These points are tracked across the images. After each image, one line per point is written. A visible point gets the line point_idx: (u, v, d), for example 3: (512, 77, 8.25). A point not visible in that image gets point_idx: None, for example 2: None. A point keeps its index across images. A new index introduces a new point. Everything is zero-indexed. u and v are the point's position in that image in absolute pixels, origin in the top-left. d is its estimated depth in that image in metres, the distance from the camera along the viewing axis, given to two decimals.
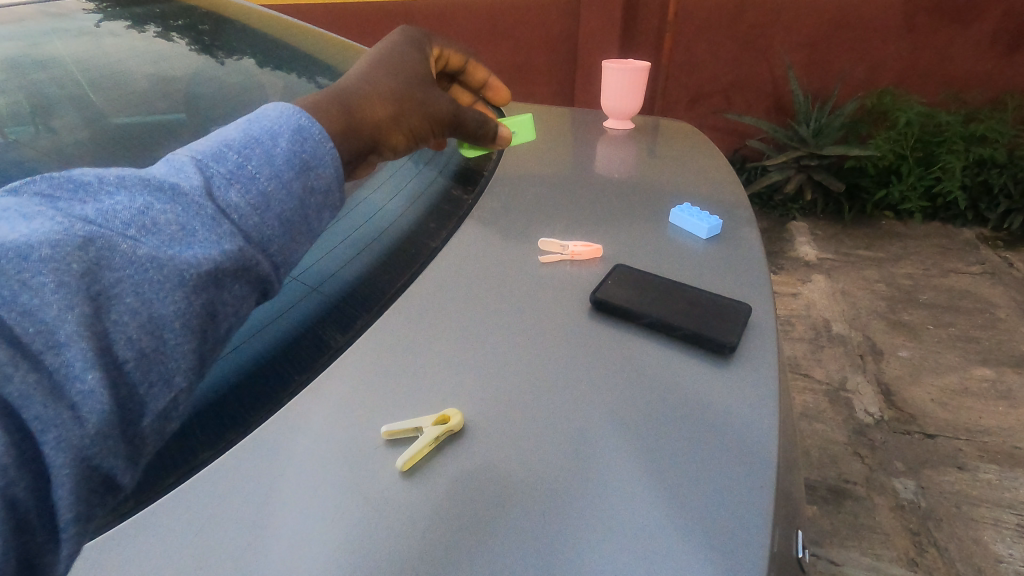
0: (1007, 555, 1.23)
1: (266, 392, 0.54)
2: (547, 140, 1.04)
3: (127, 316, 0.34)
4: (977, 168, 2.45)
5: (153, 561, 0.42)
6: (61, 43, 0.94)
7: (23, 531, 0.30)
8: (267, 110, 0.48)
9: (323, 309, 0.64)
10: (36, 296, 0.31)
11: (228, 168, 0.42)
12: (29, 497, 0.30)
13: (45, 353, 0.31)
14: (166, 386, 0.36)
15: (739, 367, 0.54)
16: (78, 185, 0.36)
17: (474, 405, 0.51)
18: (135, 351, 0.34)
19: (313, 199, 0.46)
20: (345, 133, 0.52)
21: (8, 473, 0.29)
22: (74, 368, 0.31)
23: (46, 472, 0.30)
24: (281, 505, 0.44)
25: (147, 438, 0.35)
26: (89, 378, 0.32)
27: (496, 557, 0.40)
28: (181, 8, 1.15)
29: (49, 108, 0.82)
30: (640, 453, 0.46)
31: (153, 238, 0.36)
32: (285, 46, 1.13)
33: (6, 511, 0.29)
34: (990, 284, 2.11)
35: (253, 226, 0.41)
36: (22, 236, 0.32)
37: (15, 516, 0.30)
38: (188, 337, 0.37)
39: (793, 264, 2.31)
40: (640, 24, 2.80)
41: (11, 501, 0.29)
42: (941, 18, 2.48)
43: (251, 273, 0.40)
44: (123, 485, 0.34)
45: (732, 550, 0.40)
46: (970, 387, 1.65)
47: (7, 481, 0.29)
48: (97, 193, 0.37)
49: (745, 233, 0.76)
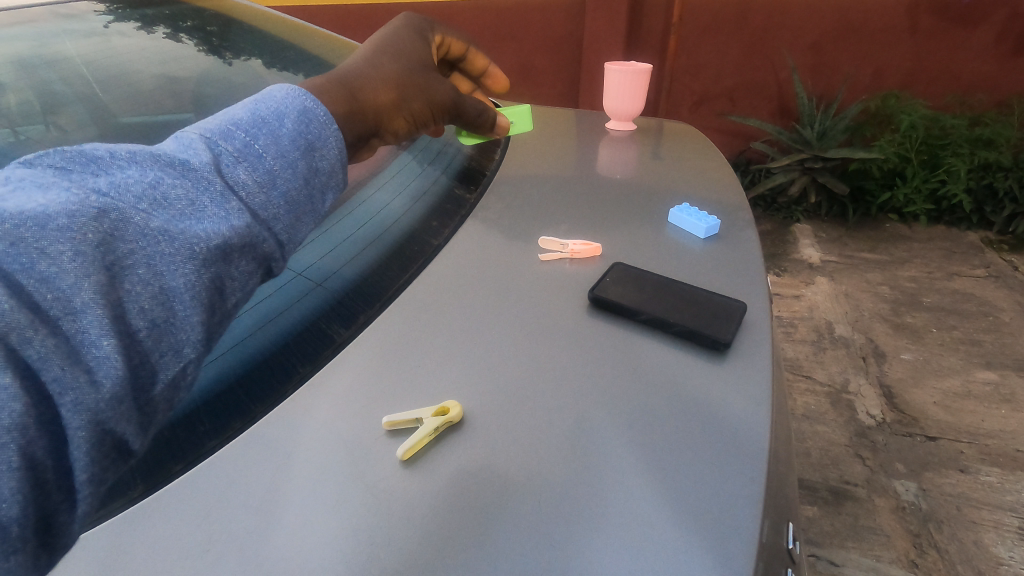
0: (1008, 557, 1.22)
1: (270, 384, 0.55)
2: (549, 139, 1.05)
3: (141, 287, 0.35)
4: (982, 171, 2.44)
5: (163, 540, 0.43)
6: (72, 43, 0.96)
7: (41, 489, 0.32)
8: (272, 92, 0.50)
9: (326, 303, 0.65)
10: (54, 264, 0.32)
11: (235, 146, 0.43)
12: (46, 456, 0.31)
13: (63, 319, 0.32)
14: (176, 356, 0.37)
15: (733, 362, 0.55)
16: (90, 160, 0.38)
17: (473, 398, 0.52)
18: (147, 321, 0.35)
19: (316, 179, 0.47)
20: (348, 116, 0.54)
21: (28, 433, 0.30)
22: (90, 334, 0.32)
23: (63, 433, 0.32)
24: (286, 491, 0.45)
25: (158, 407, 0.37)
26: (105, 344, 0.33)
27: (495, 545, 0.41)
28: (190, 10, 1.17)
29: (59, 107, 0.83)
30: (634, 445, 0.47)
31: (164, 213, 0.37)
32: (292, 48, 1.15)
33: (25, 469, 0.31)
34: (994, 287, 2.11)
35: (260, 204, 0.42)
36: (38, 206, 0.33)
37: (35, 474, 0.31)
38: (199, 309, 0.38)
39: (796, 266, 2.31)
40: (645, 25, 2.81)
41: (30, 460, 0.31)
42: (946, 19, 2.48)
43: (259, 250, 0.41)
44: (134, 450, 0.36)
45: (723, 539, 0.41)
46: (973, 390, 1.65)
47: (26, 440, 0.30)
48: (109, 167, 0.38)
49: (744, 234, 0.77)
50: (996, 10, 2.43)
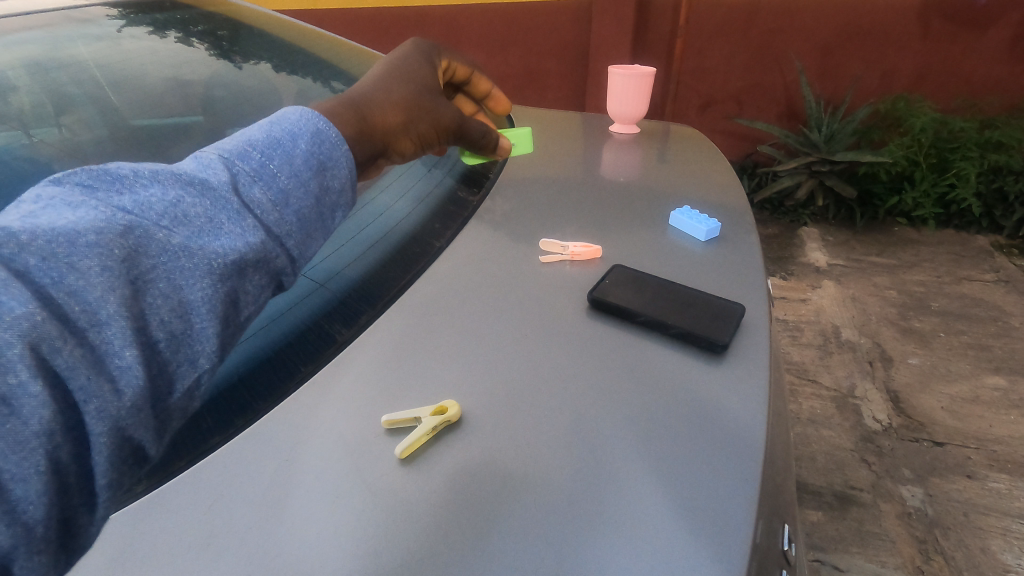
0: (1015, 564, 1.21)
1: (276, 381, 0.56)
2: (554, 142, 1.05)
3: (161, 300, 0.36)
4: (992, 175, 2.41)
5: (169, 536, 0.44)
6: (84, 47, 0.98)
7: (65, 493, 0.32)
8: (287, 113, 0.50)
9: (329, 304, 0.66)
10: (82, 278, 0.33)
11: (252, 166, 0.44)
12: (71, 462, 0.32)
13: (89, 330, 0.33)
14: (191, 366, 0.37)
15: (731, 364, 0.55)
16: (115, 178, 0.38)
17: (471, 398, 0.52)
18: (166, 332, 0.36)
19: (327, 198, 0.48)
20: (359, 137, 0.55)
21: (55, 437, 0.31)
22: (113, 345, 0.33)
23: (86, 440, 0.32)
24: (287, 486, 0.46)
25: (173, 415, 0.37)
26: (128, 354, 0.34)
27: (494, 549, 0.41)
28: (201, 15, 1.19)
29: (69, 107, 0.85)
30: (644, 450, 0.47)
31: (185, 229, 0.38)
32: (301, 51, 1.17)
33: (51, 473, 0.31)
34: (1003, 292, 2.09)
35: (274, 221, 0.43)
36: (69, 223, 0.34)
37: (59, 478, 0.32)
38: (215, 321, 0.38)
39: (803, 270, 2.30)
40: (652, 28, 2.82)
41: (56, 464, 0.31)
42: (957, 23, 2.46)
43: (271, 265, 0.42)
44: (150, 457, 0.36)
45: (723, 538, 0.41)
46: (981, 396, 1.64)
47: (53, 445, 0.31)
48: (132, 185, 0.38)
49: (746, 238, 0.77)
50: (1007, 14, 2.42)
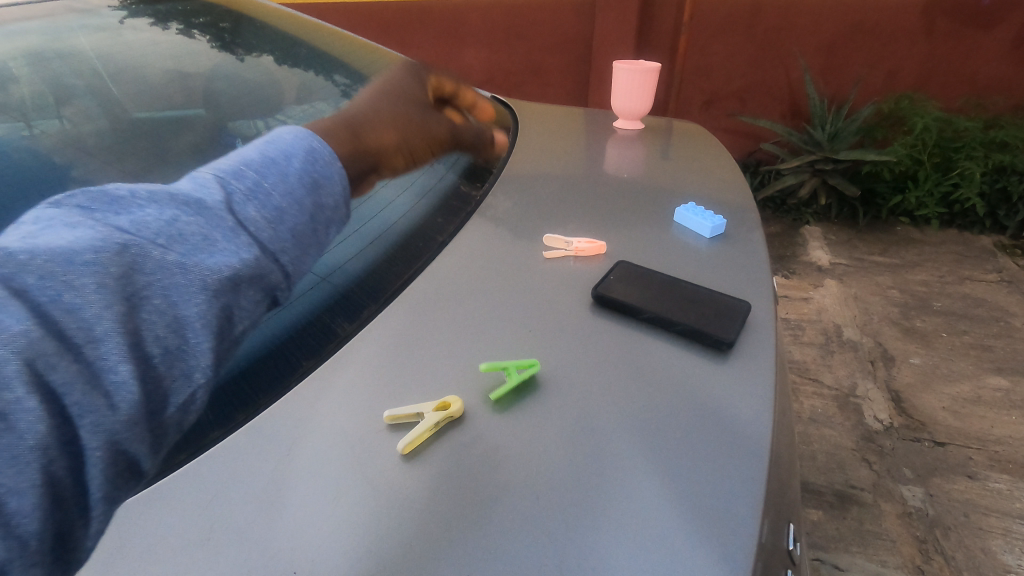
0: (1015, 565, 1.21)
1: (277, 375, 0.56)
2: (558, 138, 1.05)
3: (156, 316, 0.35)
4: (996, 175, 2.40)
5: (170, 530, 0.44)
6: (85, 37, 0.97)
7: (60, 506, 0.31)
8: (281, 133, 0.50)
9: (330, 298, 0.65)
10: (78, 296, 0.32)
11: (246, 185, 0.43)
12: (66, 475, 0.31)
13: (86, 346, 0.32)
14: (187, 381, 0.35)
15: (739, 361, 0.55)
16: (112, 200, 0.38)
17: (473, 393, 0.52)
18: (161, 347, 0.34)
19: (321, 216, 0.47)
20: (351, 154, 0.54)
21: (50, 452, 0.30)
22: (109, 361, 0.32)
23: (82, 454, 0.31)
24: (289, 480, 0.46)
25: (168, 431, 0.35)
26: (123, 370, 0.32)
27: (493, 544, 0.41)
28: (203, 6, 1.19)
29: (69, 98, 0.84)
30: (650, 455, 0.46)
31: (180, 247, 0.37)
32: (302, 44, 1.16)
33: (45, 486, 0.30)
34: (1006, 293, 2.08)
35: (268, 238, 0.42)
36: (66, 243, 0.33)
37: (54, 490, 0.30)
38: (210, 336, 0.36)
39: (806, 269, 2.29)
40: (656, 25, 2.80)
41: (51, 477, 0.30)
42: (962, 22, 2.45)
43: (266, 281, 0.40)
44: (144, 472, 0.34)
45: (729, 544, 0.41)
46: (983, 396, 1.63)
47: (48, 459, 0.30)
48: (129, 206, 0.38)
49: (750, 235, 0.76)
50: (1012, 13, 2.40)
